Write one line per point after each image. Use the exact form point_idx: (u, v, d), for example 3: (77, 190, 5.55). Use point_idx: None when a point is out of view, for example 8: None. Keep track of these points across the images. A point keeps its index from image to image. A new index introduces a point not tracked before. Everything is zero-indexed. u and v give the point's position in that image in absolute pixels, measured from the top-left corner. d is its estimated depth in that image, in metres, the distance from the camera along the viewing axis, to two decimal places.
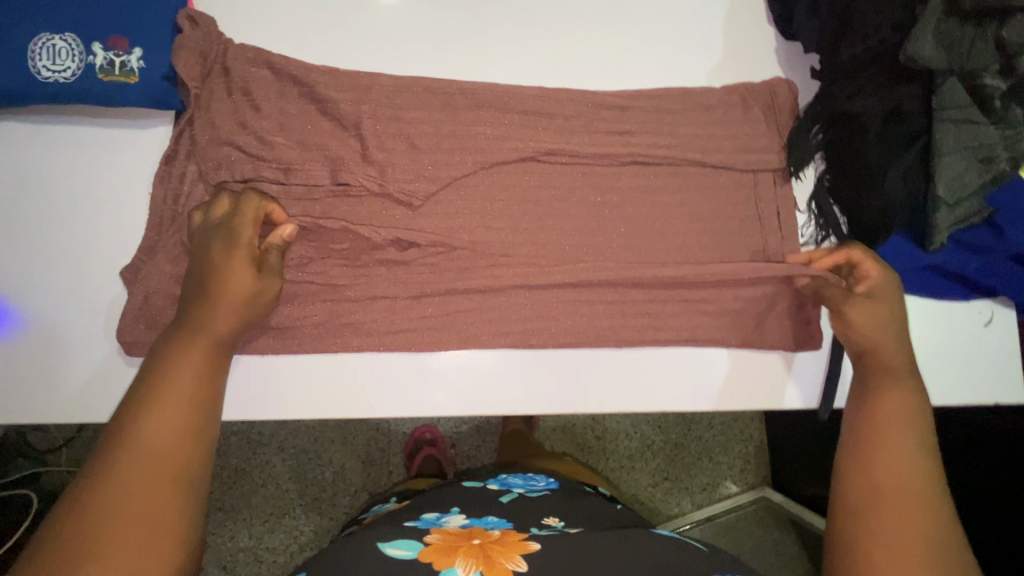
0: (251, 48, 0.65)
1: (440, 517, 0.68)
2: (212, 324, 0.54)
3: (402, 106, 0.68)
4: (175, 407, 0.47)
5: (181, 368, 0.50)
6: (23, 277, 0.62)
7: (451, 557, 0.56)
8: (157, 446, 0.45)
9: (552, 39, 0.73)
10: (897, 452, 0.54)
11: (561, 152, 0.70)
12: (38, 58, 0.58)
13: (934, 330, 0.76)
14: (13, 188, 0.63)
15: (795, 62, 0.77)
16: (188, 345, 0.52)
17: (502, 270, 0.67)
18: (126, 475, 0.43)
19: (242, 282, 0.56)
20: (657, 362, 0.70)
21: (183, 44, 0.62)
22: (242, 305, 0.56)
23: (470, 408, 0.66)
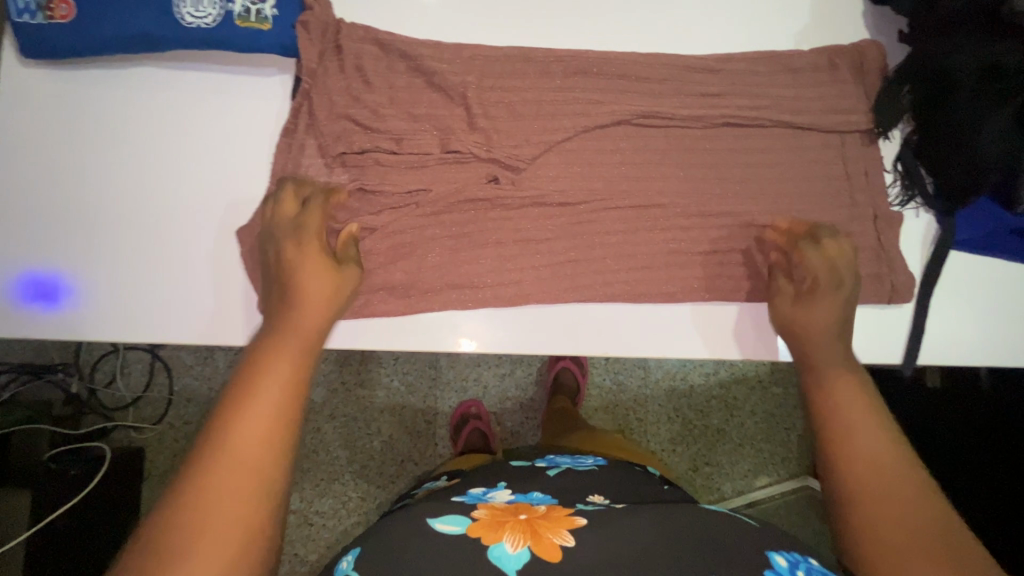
0: (361, 27, 0.69)
1: (485, 493, 0.70)
2: (301, 323, 0.58)
3: (503, 75, 0.71)
4: (264, 387, 0.51)
5: (271, 367, 0.53)
6: (170, 211, 0.68)
7: (499, 533, 0.58)
8: (239, 449, 0.46)
9: (649, 12, 0.75)
10: (871, 447, 0.53)
11: (649, 122, 0.72)
12: (184, 5, 0.63)
13: (1008, 316, 0.76)
14: (152, 126, 0.69)
15: (884, 25, 0.78)
16: (279, 346, 0.55)
17: (595, 227, 0.70)
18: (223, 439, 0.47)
19: (319, 272, 0.61)
20: (741, 317, 0.72)
21: (308, 20, 0.66)
22: (329, 291, 0.61)
23: (559, 347, 0.69)
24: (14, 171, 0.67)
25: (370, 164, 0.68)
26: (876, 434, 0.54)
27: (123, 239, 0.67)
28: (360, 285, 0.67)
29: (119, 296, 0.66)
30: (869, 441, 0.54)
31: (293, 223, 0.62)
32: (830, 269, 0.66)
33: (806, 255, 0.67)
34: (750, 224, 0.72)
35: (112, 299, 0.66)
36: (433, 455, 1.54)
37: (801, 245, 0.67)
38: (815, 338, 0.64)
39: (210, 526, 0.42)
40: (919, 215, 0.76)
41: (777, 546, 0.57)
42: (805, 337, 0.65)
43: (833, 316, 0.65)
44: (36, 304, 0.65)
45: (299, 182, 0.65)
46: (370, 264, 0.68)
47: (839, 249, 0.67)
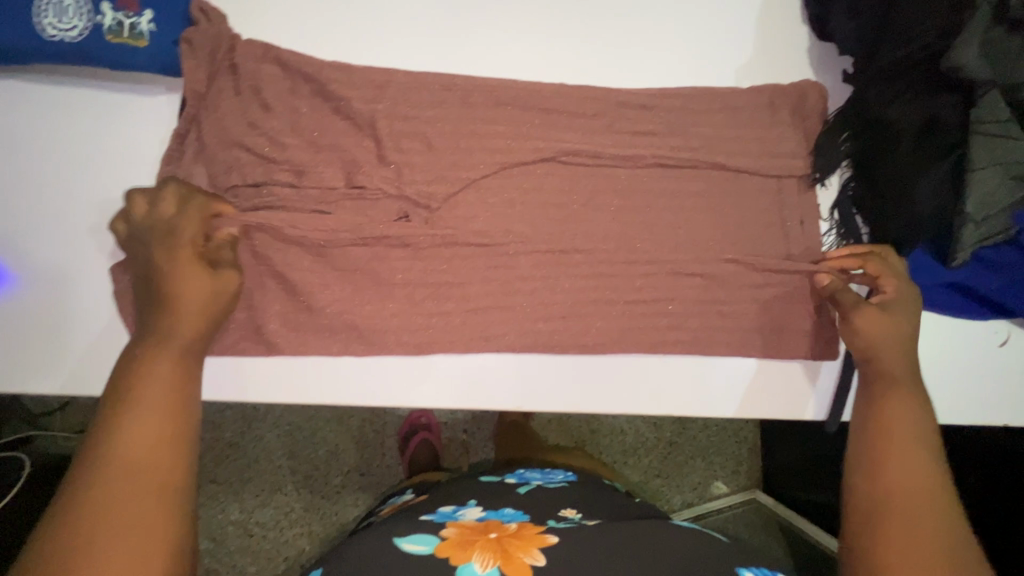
0: (260, 45, 0.62)
1: (456, 511, 0.65)
2: (175, 330, 0.50)
3: (417, 105, 0.65)
4: (155, 418, 0.44)
5: (156, 371, 0.47)
6: (43, 238, 0.60)
7: (468, 552, 0.55)
8: (135, 456, 0.42)
9: (580, 41, 0.69)
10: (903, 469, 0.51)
11: (575, 160, 0.68)
12: (44, 14, 0.55)
13: (934, 365, 0.75)
14: (16, 151, 0.60)
15: (828, 64, 0.74)
16: (158, 350, 0.49)
17: (514, 271, 0.66)
18: (111, 490, 0.40)
19: (192, 280, 0.53)
20: (667, 369, 0.68)
21: (192, 38, 0.59)
22: (204, 305, 0.52)
23: (467, 401, 0.65)
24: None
25: (267, 199, 0.62)
26: (918, 469, 0.51)
27: None
28: (255, 328, 0.62)
29: None
30: (917, 477, 0.51)
31: (165, 224, 0.54)
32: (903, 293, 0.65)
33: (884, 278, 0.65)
34: (683, 270, 0.68)
35: None
36: (380, 466, 1.44)
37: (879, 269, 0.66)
38: (889, 357, 0.61)
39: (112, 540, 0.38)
40: None
41: (747, 564, 0.56)
42: (879, 356, 0.62)
43: (899, 335, 0.62)
44: None
45: (184, 188, 0.57)
46: (264, 307, 0.62)
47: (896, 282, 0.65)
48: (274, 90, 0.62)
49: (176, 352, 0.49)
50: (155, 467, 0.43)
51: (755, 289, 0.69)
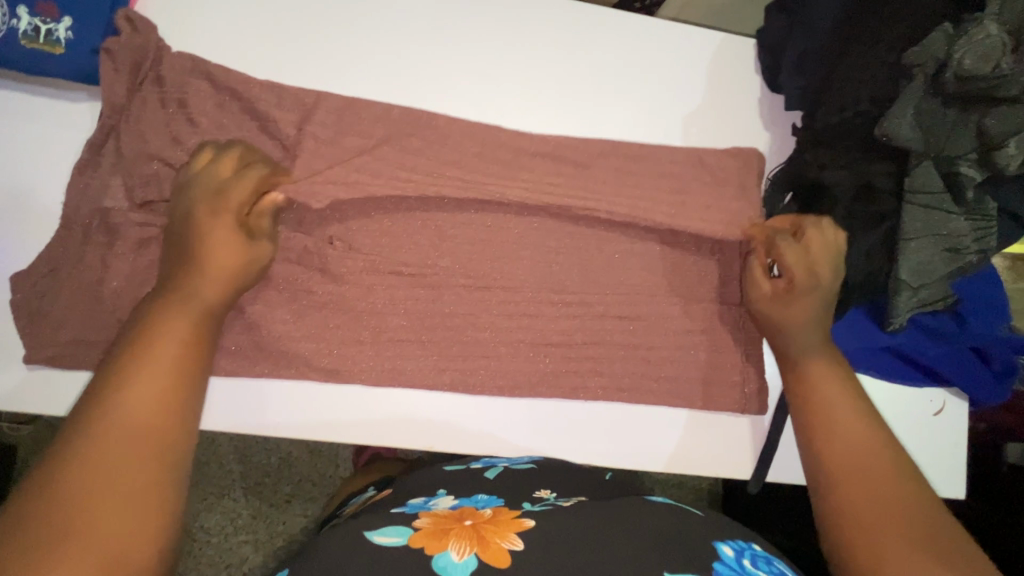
0: (190, 57, 0.60)
1: (428, 501, 0.54)
2: (197, 292, 0.51)
3: (350, 129, 0.63)
4: (153, 385, 0.44)
5: (164, 339, 0.47)
6: None
7: (442, 540, 0.45)
8: (134, 419, 0.42)
9: (522, 78, 0.68)
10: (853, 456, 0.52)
11: (510, 192, 0.65)
12: None
13: None
14: None
15: (777, 117, 0.74)
16: (172, 313, 0.49)
17: (437, 305, 0.64)
18: (96, 453, 0.39)
19: (232, 240, 0.54)
20: (594, 418, 0.67)
21: (112, 47, 0.57)
22: (232, 269, 0.54)
23: (385, 438, 0.63)
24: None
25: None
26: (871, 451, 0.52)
27: None
28: None
29: None
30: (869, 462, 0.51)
31: (216, 186, 0.55)
32: (806, 264, 0.63)
33: (780, 248, 0.64)
34: (607, 314, 0.67)
35: None
36: (333, 477, 1.26)
37: (779, 247, 0.64)
38: (796, 329, 0.63)
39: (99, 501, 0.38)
40: None
41: (724, 537, 0.48)
42: (788, 336, 0.63)
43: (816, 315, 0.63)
44: None
45: (251, 148, 0.59)
46: None
47: (806, 246, 0.63)
48: (198, 104, 0.60)
49: (179, 308, 0.50)
50: (153, 419, 0.43)
51: (685, 339, 0.68)
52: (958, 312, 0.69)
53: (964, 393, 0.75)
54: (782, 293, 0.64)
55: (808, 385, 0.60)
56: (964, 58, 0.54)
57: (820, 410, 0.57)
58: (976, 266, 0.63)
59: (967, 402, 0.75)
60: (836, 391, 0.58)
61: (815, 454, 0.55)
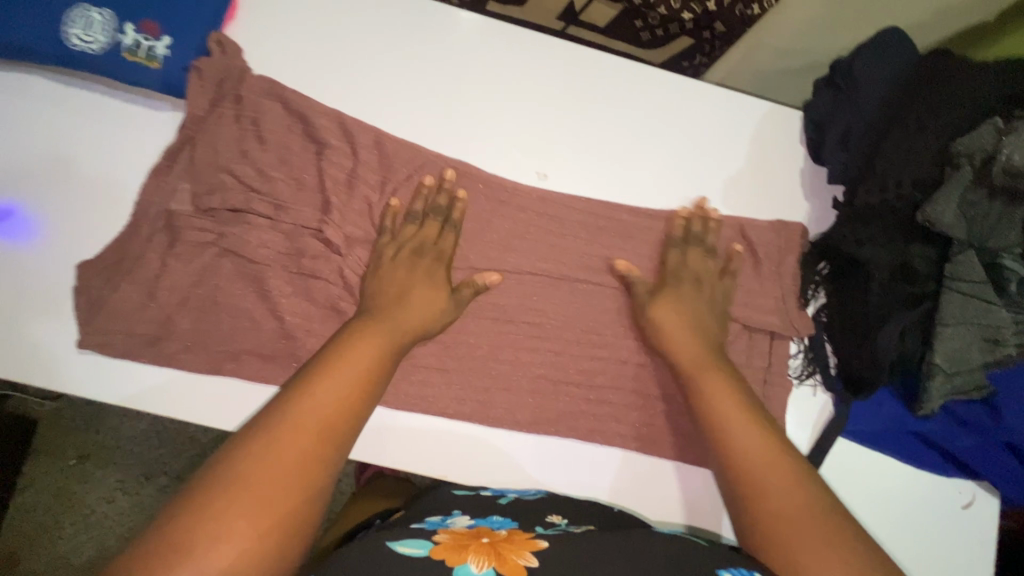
0: (268, 81, 0.65)
1: (446, 518, 0.54)
2: (388, 323, 0.58)
3: (405, 161, 0.67)
4: (335, 383, 0.52)
5: (353, 354, 0.55)
6: (9, 231, 0.61)
7: (462, 554, 0.46)
8: (323, 406, 0.50)
9: (572, 130, 0.72)
10: (778, 475, 0.55)
11: (544, 241, 0.69)
12: (71, 25, 0.59)
13: (895, 515, 0.71)
14: (13, 143, 0.63)
15: (817, 188, 0.75)
16: (364, 332, 0.57)
17: (467, 338, 0.65)
18: (277, 440, 0.46)
19: (431, 299, 0.62)
20: (597, 461, 0.67)
21: (201, 66, 0.62)
22: (427, 317, 0.61)
23: (392, 459, 0.64)
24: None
25: (240, 225, 0.63)
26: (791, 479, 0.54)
27: None
28: (200, 348, 0.61)
29: None
30: (790, 484, 0.54)
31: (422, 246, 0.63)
32: (684, 270, 0.68)
33: (671, 255, 0.69)
34: (634, 364, 0.67)
35: None
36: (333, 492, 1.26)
37: (669, 246, 0.70)
38: (675, 340, 0.64)
39: (250, 490, 0.43)
40: (816, 394, 0.71)
41: (727, 565, 0.48)
42: (676, 347, 0.64)
43: (682, 317, 0.65)
44: None
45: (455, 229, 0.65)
46: (204, 331, 0.61)
47: (691, 249, 0.69)
48: (268, 126, 0.65)
49: (376, 331, 0.57)
50: (320, 419, 0.49)
51: None
52: (992, 403, 0.67)
53: (995, 489, 0.72)
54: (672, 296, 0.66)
55: (706, 399, 0.61)
56: (1013, 153, 0.55)
57: (719, 428, 0.59)
58: (1014, 359, 0.62)
59: (998, 499, 0.72)
60: (727, 407, 0.60)
61: (734, 463, 0.57)
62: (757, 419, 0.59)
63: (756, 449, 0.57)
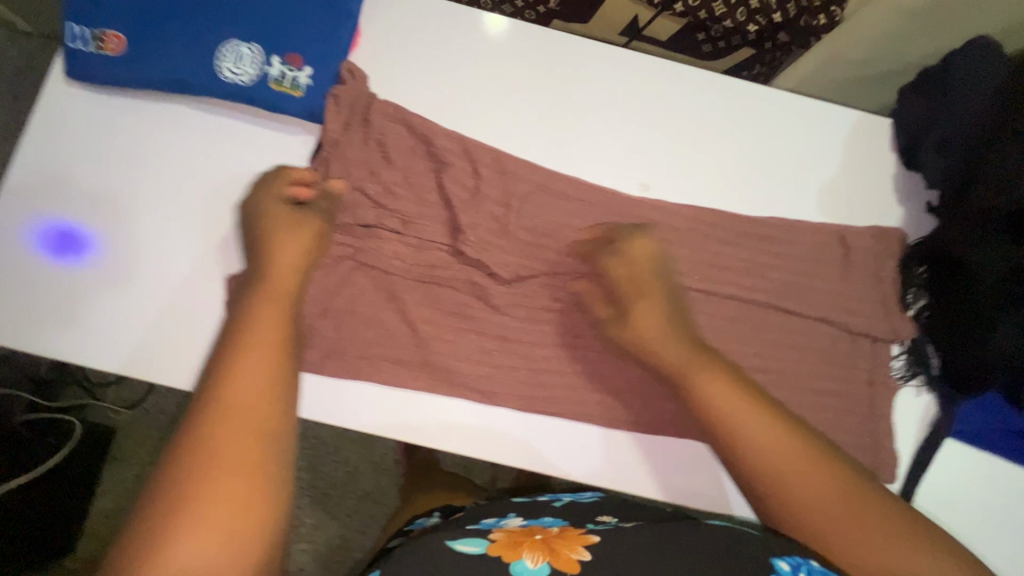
0: (393, 105, 0.70)
1: (499, 521, 0.57)
2: (276, 267, 0.56)
3: (519, 176, 0.71)
4: (253, 364, 0.47)
5: (253, 336, 0.49)
6: (162, 247, 0.67)
7: (518, 550, 0.48)
8: (245, 396, 0.45)
9: (670, 143, 0.76)
10: (814, 485, 0.50)
11: (650, 250, 0.71)
12: (224, 59, 0.65)
13: (1004, 518, 0.71)
14: (164, 166, 0.68)
15: (912, 192, 0.77)
16: (267, 297, 0.53)
17: (582, 343, 0.69)
18: (215, 433, 0.42)
19: (296, 230, 0.60)
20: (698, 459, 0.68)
21: (339, 94, 0.67)
22: (306, 239, 0.60)
23: (503, 456, 0.66)
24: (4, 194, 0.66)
25: (371, 240, 0.68)
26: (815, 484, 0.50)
27: (120, 273, 0.66)
28: (338, 355, 0.65)
29: (110, 327, 0.65)
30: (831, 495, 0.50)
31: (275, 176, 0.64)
32: (635, 280, 0.64)
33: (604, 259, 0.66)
34: (742, 367, 0.70)
35: (108, 331, 0.65)
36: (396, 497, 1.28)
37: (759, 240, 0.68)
38: (659, 346, 0.61)
39: (204, 525, 0.39)
40: (920, 395, 0.73)
41: (780, 552, 0.47)
42: (659, 346, 0.61)
43: (661, 322, 0.62)
44: (11, 332, 0.64)
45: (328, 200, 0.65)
46: (341, 339, 0.66)
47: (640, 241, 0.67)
48: (395, 147, 0.69)
49: (263, 291, 0.54)
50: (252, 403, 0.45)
51: (815, 400, 0.70)
52: None
53: None
54: (651, 306, 0.63)
55: (700, 397, 0.56)
56: None
57: (730, 433, 0.53)
58: None
59: None
60: (724, 393, 0.55)
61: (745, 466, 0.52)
62: (771, 410, 0.53)
63: (771, 443, 0.52)
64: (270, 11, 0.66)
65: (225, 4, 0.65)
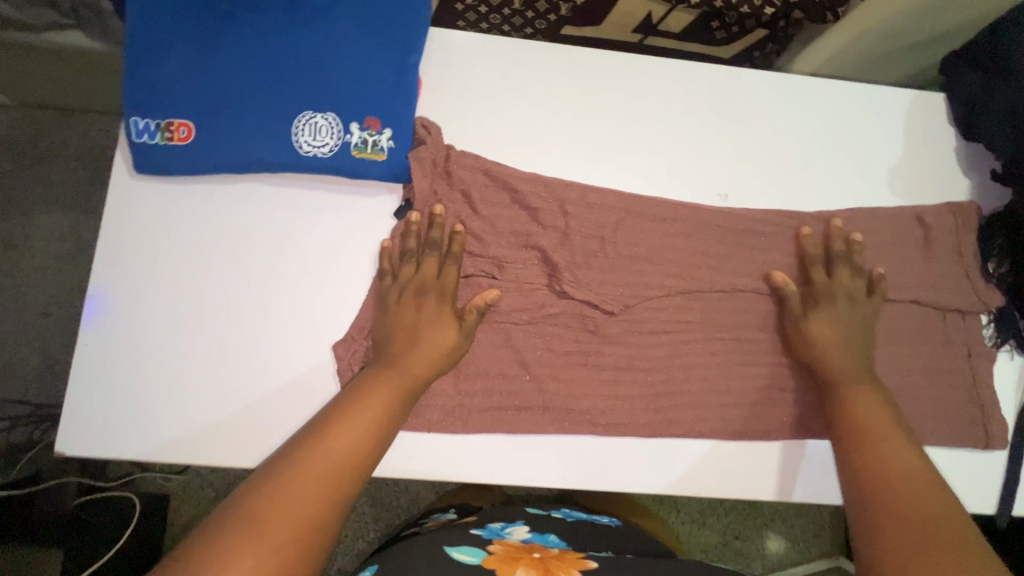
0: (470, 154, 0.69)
1: (505, 529, 0.64)
2: (408, 371, 0.62)
3: (601, 205, 0.71)
4: (348, 433, 0.56)
5: (366, 407, 0.58)
6: (262, 327, 0.66)
7: (513, 566, 0.53)
8: (331, 454, 0.54)
9: (738, 147, 0.76)
10: (914, 501, 0.55)
11: (739, 260, 0.73)
12: (302, 134, 0.66)
13: None
14: (250, 245, 0.67)
15: (975, 162, 0.79)
16: (377, 382, 0.61)
17: (690, 359, 0.70)
18: (299, 478, 0.51)
19: (440, 333, 0.64)
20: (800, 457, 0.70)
21: (421, 152, 0.67)
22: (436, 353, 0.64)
23: (611, 482, 0.68)
24: (103, 280, 0.65)
25: (473, 290, 0.69)
26: (944, 511, 0.54)
27: (222, 360, 0.65)
28: (458, 410, 0.66)
29: (218, 415, 0.64)
30: (937, 512, 0.54)
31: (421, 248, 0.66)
32: (830, 288, 0.70)
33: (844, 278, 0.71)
34: None
35: (216, 419, 0.64)
36: None
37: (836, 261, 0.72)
38: (832, 356, 0.67)
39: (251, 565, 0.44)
40: (1014, 358, 0.75)
41: None
42: (827, 360, 0.67)
43: (836, 330, 0.68)
44: (133, 425, 0.63)
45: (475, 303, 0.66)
46: (463, 393, 0.67)
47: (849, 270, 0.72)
48: (482, 197, 0.69)
49: (385, 380, 0.61)
50: (340, 464, 0.53)
51: (917, 381, 0.72)
52: None
53: None
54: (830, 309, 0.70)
55: (865, 431, 0.63)
56: None
57: (878, 459, 0.60)
58: None
59: None
60: (880, 424, 0.63)
61: (866, 486, 0.59)
62: (908, 437, 0.62)
63: (908, 468, 0.59)
64: (342, 79, 0.66)
65: (298, 79, 0.65)
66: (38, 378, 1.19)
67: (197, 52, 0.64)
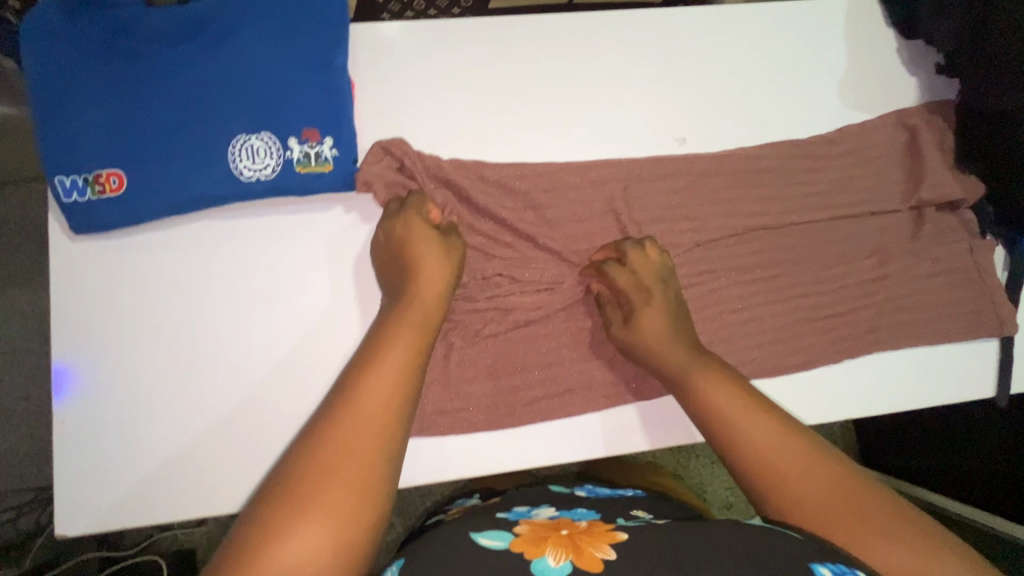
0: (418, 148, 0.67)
1: (530, 510, 0.58)
2: (426, 299, 0.58)
3: (563, 174, 0.70)
4: (352, 419, 0.47)
5: (390, 351, 0.53)
6: (241, 367, 0.64)
7: (540, 547, 0.47)
8: (346, 433, 0.46)
9: (686, 89, 0.75)
10: (761, 435, 0.53)
11: (714, 202, 0.72)
12: (239, 159, 0.63)
13: None
14: (210, 285, 0.64)
15: (919, 60, 0.79)
16: (386, 337, 0.54)
17: None
18: (325, 464, 0.44)
19: (434, 258, 0.61)
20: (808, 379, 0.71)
21: (388, 145, 0.66)
22: (440, 267, 0.61)
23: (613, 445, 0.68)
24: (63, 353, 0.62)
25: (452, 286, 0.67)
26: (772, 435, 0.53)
27: (205, 408, 0.63)
28: (464, 407, 0.65)
29: (211, 466, 0.62)
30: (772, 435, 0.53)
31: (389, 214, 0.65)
32: (636, 279, 0.65)
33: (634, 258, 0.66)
34: (826, 277, 0.72)
35: (209, 471, 0.62)
36: None
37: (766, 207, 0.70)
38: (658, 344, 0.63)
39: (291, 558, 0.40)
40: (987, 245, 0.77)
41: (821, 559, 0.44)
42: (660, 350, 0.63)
43: (663, 326, 0.64)
44: (139, 493, 0.61)
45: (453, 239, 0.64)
46: (474, 386, 0.66)
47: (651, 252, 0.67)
48: (446, 188, 0.67)
49: (405, 325, 0.55)
50: (354, 445, 0.46)
51: (902, 286, 0.73)
52: None
53: None
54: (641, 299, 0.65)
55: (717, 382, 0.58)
56: None
57: (734, 424, 0.55)
58: None
59: None
60: (739, 409, 0.56)
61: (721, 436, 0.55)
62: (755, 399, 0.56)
63: (762, 433, 0.54)
64: (269, 95, 0.63)
65: (222, 102, 0.62)
66: (34, 462, 1.15)
67: (108, 96, 0.61)
